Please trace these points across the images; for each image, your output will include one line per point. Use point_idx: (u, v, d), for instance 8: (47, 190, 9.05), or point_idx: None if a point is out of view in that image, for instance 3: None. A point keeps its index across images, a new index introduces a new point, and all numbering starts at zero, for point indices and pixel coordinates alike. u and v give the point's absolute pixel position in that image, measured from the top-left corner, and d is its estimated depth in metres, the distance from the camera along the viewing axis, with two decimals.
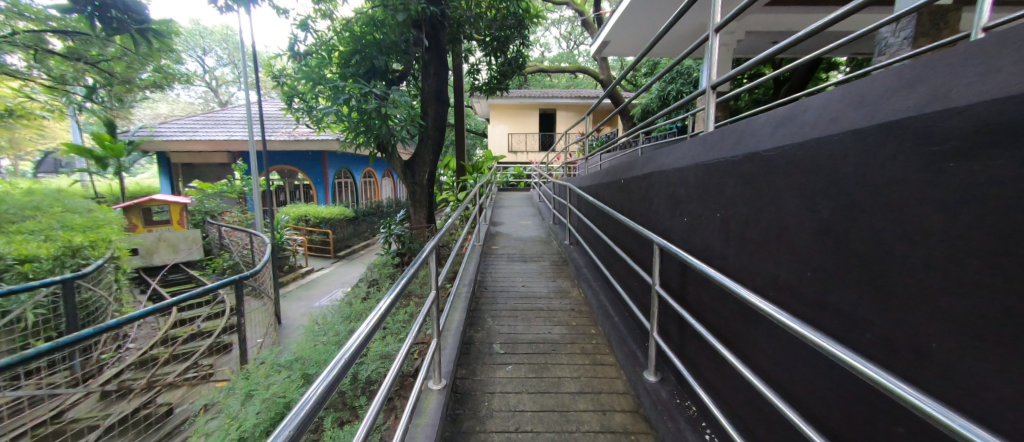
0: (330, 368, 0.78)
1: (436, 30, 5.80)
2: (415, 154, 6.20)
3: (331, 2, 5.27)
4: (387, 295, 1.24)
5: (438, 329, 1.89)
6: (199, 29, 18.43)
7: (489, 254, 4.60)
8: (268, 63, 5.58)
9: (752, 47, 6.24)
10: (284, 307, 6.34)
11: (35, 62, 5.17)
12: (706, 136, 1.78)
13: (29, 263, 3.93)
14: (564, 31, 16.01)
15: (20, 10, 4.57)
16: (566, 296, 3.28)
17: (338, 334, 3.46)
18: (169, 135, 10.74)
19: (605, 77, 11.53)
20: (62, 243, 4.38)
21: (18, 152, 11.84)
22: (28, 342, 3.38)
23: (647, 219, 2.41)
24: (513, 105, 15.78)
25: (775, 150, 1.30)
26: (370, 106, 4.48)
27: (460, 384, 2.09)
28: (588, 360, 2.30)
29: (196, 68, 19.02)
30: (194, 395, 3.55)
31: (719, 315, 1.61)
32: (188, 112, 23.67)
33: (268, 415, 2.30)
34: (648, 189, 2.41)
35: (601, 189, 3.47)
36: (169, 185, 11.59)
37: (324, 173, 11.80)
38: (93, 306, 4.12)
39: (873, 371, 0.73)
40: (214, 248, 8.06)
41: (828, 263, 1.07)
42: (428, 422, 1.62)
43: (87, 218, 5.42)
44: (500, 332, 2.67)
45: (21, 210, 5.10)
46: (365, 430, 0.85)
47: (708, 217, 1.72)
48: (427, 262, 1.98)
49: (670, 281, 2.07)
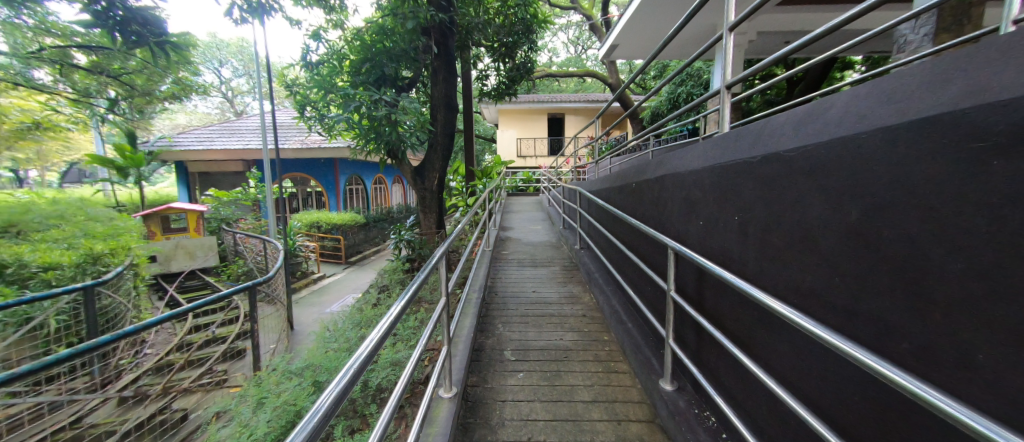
0: (342, 375, 0.77)
1: (445, 36, 5.77)
2: (425, 160, 6.17)
3: (342, 12, 5.34)
4: (398, 300, 1.24)
5: (448, 336, 1.86)
6: (216, 42, 19.20)
7: (499, 259, 4.56)
8: (281, 72, 5.68)
9: (767, 46, 6.10)
10: (297, 313, 6.42)
11: (61, 76, 5.31)
12: (721, 137, 1.74)
13: (53, 270, 4.07)
14: (572, 36, 16.05)
15: (48, 27, 4.76)
16: (577, 301, 3.22)
17: (350, 340, 3.43)
18: (187, 145, 11.06)
19: (615, 80, 11.44)
20: (84, 251, 4.51)
21: (46, 165, 12.32)
22: (50, 349, 3.46)
23: (660, 223, 2.35)
24: (522, 111, 15.87)
25: (797, 150, 1.25)
26: (381, 113, 4.50)
27: (471, 392, 2.06)
28: (602, 368, 2.24)
29: (214, 80, 19.66)
30: (209, 400, 3.55)
31: (737, 320, 1.56)
32: (205, 123, 24.38)
33: (279, 423, 2.27)
34: (660, 191, 2.37)
35: (612, 192, 3.41)
36: (186, 194, 11.91)
37: (336, 180, 11.89)
38: (112, 313, 4.21)
39: (903, 377, 0.68)
40: (229, 255, 8.21)
41: (857, 268, 1.02)
42: (440, 432, 1.60)
43: (108, 227, 5.56)
44: (511, 338, 2.63)
45: (47, 219, 5.37)
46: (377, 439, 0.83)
47: (727, 220, 1.66)
48: (438, 268, 1.96)
49: (686, 287, 2.01)
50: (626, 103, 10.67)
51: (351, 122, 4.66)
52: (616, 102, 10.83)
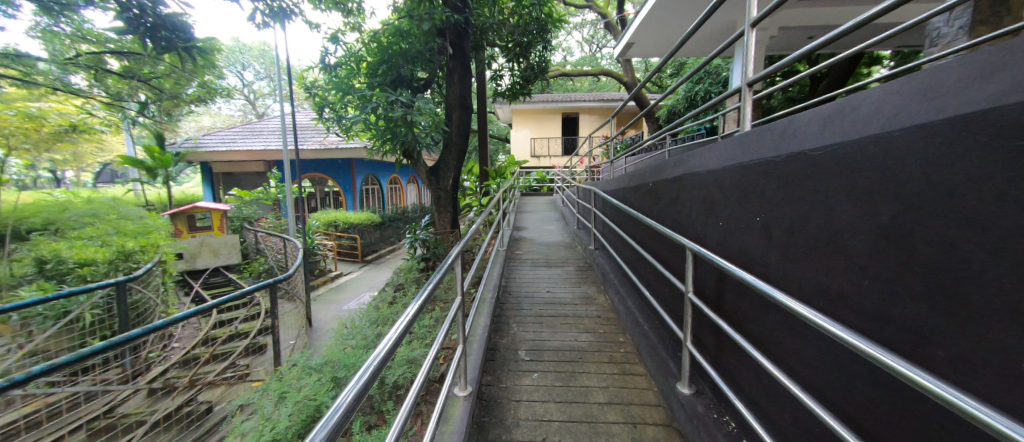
0: (361, 373, 0.78)
1: (460, 37, 5.78)
2: (440, 160, 6.22)
3: (359, 15, 5.42)
4: (414, 300, 1.25)
5: (464, 335, 1.87)
6: (240, 46, 19.84)
7: (512, 259, 4.57)
8: (301, 75, 5.81)
9: (789, 42, 5.93)
10: (315, 310, 6.56)
11: (95, 81, 5.53)
12: (742, 135, 1.71)
13: (88, 266, 4.28)
14: (586, 35, 15.94)
15: (84, 34, 5.00)
16: (592, 302, 3.19)
17: (367, 338, 3.48)
18: (211, 146, 11.44)
19: (630, 79, 11.30)
20: (117, 248, 4.72)
21: (81, 166, 12.93)
22: (85, 341, 3.62)
23: (678, 224, 2.32)
24: (536, 110, 15.84)
25: (823, 149, 1.21)
26: (397, 114, 4.56)
27: (486, 391, 2.07)
28: (617, 370, 2.22)
29: (237, 83, 20.31)
30: (233, 394, 3.64)
31: (759, 323, 1.52)
32: (228, 124, 25.19)
33: (300, 417, 2.32)
34: (678, 191, 2.33)
35: (628, 192, 3.37)
36: (211, 193, 12.33)
37: (352, 180, 12.11)
38: (143, 307, 4.38)
39: (935, 383, 0.66)
40: (251, 253, 8.45)
41: (889, 271, 0.98)
42: (455, 430, 1.61)
43: (138, 225, 5.80)
44: (525, 338, 2.63)
45: (83, 217, 5.76)
46: (394, 437, 0.85)
47: (748, 221, 1.62)
48: (453, 267, 1.99)
49: (705, 289, 1.97)
50: (642, 102, 10.53)
51: (368, 123, 4.74)
52: (631, 101, 10.69)
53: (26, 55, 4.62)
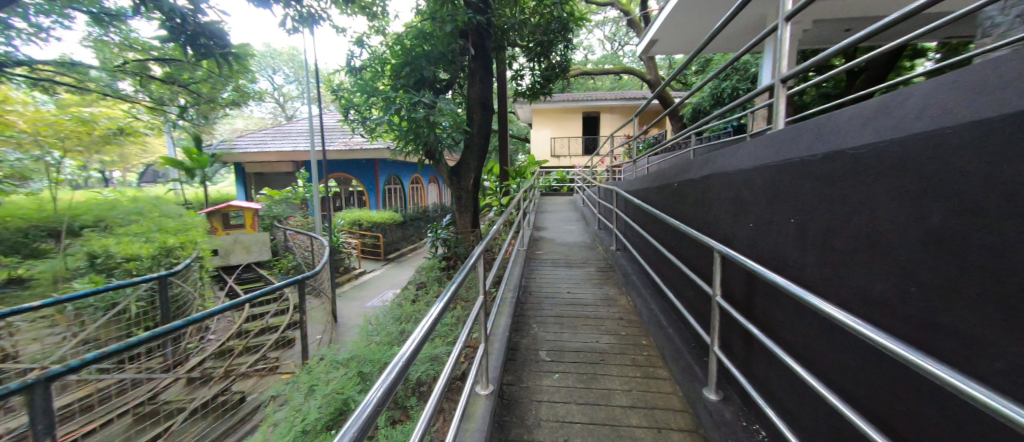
0: (388, 372, 0.81)
1: (482, 38, 5.81)
2: (462, 160, 6.26)
3: (383, 18, 5.55)
4: (438, 301, 1.27)
5: (485, 334, 1.89)
6: (271, 51, 20.72)
7: (533, 259, 4.56)
8: (328, 78, 5.99)
9: (825, 35, 5.65)
10: (340, 306, 6.76)
11: (140, 86, 5.84)
12: (776, 134, 1.64)
13: (134, 261, 4.56)
14: (608, 33, 15.74)
15: (131, 43, 5.33)
16: (613, 304, 3.15)
17: (391, 334, 3.54)
18: (244, 148, 11.97)
19: (653, 77, 11.07)
20: (159, 244, 5.01)
21: (128, 167, 13.81)
22: (131, 332, 3.86)
23: (705, 225, 2.25)
24: (556, 110, 15.76)
25: (866, 148, 1.15)
26: (420, 115, 4.63)
27: (507, 390, 2.08)
28: (640, 373, 2.18)
29: (269, 87, 21.19)
30: (264, 385, 3.79)
31: (792, 329, 1.46)
32: (260, 127, 26.33)
33: (328, 410, 2.38)
34: (705, 191, 2.26)
35: (651, 193, 3.31)
36: (244, 192, 12.91)
37: (376, 180, 12.39)
38: (182, 300, 4.64)
39: (972, 387, 0.62)
40: (280, 250, 8.79)
41: (940, 278, 0.92)
42: (477, 428, 1.62)
43: (178, 223, 6.13)
44: (546, 339, 2.62)
45: (129, 215, 6.27)
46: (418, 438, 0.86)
47: (782, 223, 1.56)
48: (476, 267, 2.00)
49: (734, 293, 1.91)
50: (666, 100, 10.30)
51: (391, 124, 4.84)
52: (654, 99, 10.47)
53: (79, 63, 4.98)
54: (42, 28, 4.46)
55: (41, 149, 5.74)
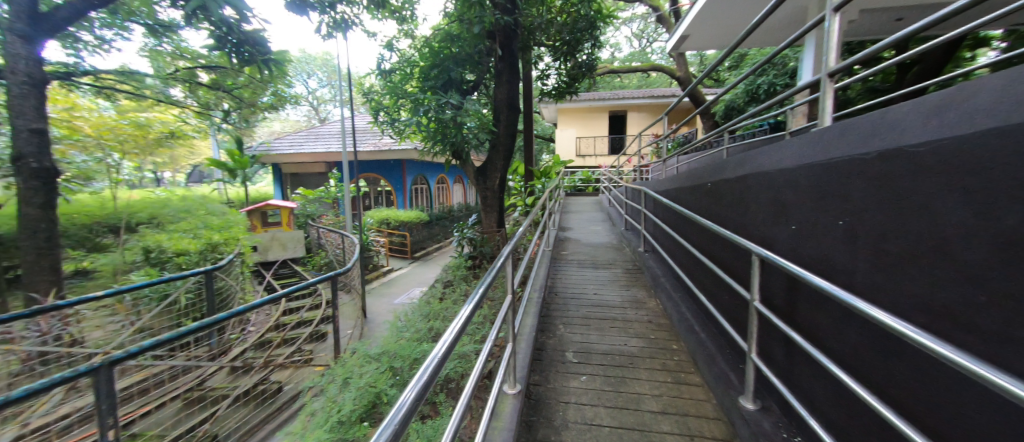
0: (422, 372, 0.83)
1: (509, 39, 5.82)
2: (488, 160, 6.28)
3: (412, 22, 5.68)
4: (467, 302, 1.28)
5: (513, 333, 1.90)
6: (306, 57, 21.66)
7: (558, 259, 4.54)
8: (360, 81, 6.19)
9: (873, 26, 5.30)
10: (370, 302, 6.97)
11: (189, 92, 6.22)
12: (824, 132, 1.55)
13: (184, 256, 4.88)
14: (636, 30, 15.41)
15: (182, 52, 5.71)
16: (642, 306, 3.08)
17: (421, 331, 3.61)
18: (280, 149, 12.58)
19: (683, 74, 10.75)
20: (206, 240, 5.35)
21: (178, 168, 14.80)
22: (180, 322, 4.14)
23: (743, 227, 2.16)
24: (582, 109, 15.60)
25: (926, 145, 1.07)
26: (447, 116, 4.71)
27: (534, 390, 2.07)
28: (671, 379, 2.12)
29: (304, 91, 22.13)
30: (300, 376, 3.94)
31: (840, 338, 1.38)
32: (295, 129, 27.58)
33: (363, 402, 2.44)
34: (743, 192, 2.17)
35: (683, 193, 3.22)
36: (280, 192, 13.55)
37: (403, 180, 12.69)
38: (226, 294, 4.93)
39: (998, 376, 0.59)
40: (314, 247, 9.17)
41: (1009, 285, 0.84)
42: (505, 427, 1.63)
43: (222, 221, 6.51)
44: (573, 340, 2.60)
45: (180, 213, 6.73)
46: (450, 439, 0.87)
47: (830, 225, 1.47)
48: (504, 267, 2.02)
49: (774, 298, 1.82)
50: (697, 99, 10.00)
51: (420, 125, 4.94)
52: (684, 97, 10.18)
53: (137, 72, 5.36)
54: (105, 40, 4.87)
55: (103, 151, 6.24)
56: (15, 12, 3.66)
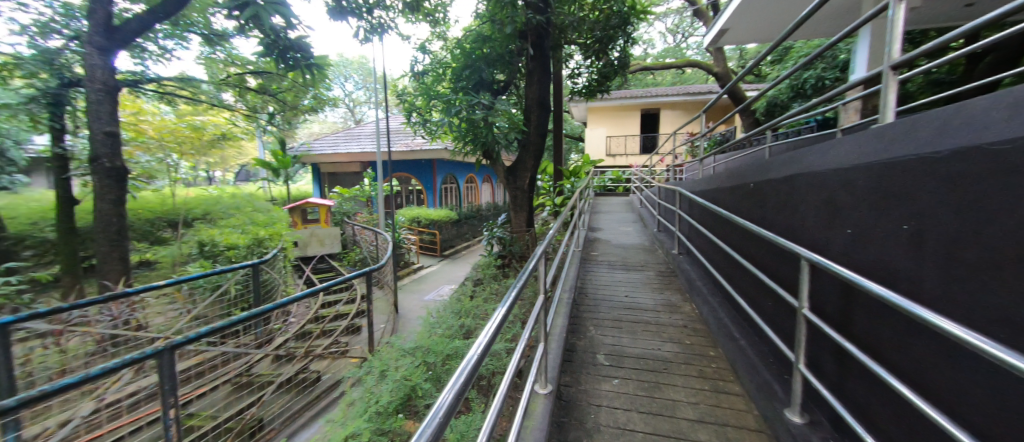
0: (459, 374, 0.83)
1: (541, 38, 5.79)
2: (518, 160, 6.28)
3: (444, 24, 5.79)
4: (501, 304, 1.28)
5: (545, 333, 1.90)
6: (343, 61, 22.61)
7: (588, 260, 4.48)
8: (395, 83, 6.39)
9: (941, 13, 4.84)
10: (402, 298, 7.18)
11: (239, 97, 6.64)
12: (885, 129, 1.44)
13: (234, 250, 5.23)
14: (670, 25, 14.92)
15: (233, 59, 6.11)
16: (677, 311, 2.98)
17: (452, 328, 3.68)
18: (319, 150, 13.19)
19: (721, 70, 10.31)
20: (253, 235, 5.69)
21: (228, 168, 15.90)
22: (230, 311, 4.44)
23: (790, 230, 2.04)
24: (613, 108, 15.32)
25: (1009, 142, 0.97)
26: (479, 116, 4.76)
27: (565, 391, 2.06)
28: (708, 386, 2.04)
29: (341, 94, 23.11)
30: (337, 367, 4.10)
31: (903, 351, 1.27)
32: (333, 130, 28.88)
33: (399, 395, 2.53)
34: (791, 193, 2.06)
35: (722, 194, 3.08)
36: (319, 190, 14.24)
37: (433, 179, 12.96)
38: (270, 286, 5.22)
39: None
40: (349, 244, 9.55)
41: None
42: (537, 426, 1.64)
43: (267, 217, 6.91)
44: (604, 343, 2.56)
45: (229, 209, 7.21)
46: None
47: (891, 229, 1.36)
48: (537, 267, 2.03)
49: (826, 306, 1.71)
50: (737, 97, 9.57)
51: (452, 125, 5.03)
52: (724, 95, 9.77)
53: (194, 78, 5.79)
54: (167, 49, 5.29)
55: (164, 152, 6.80)
56: (93, 26, 4.06)
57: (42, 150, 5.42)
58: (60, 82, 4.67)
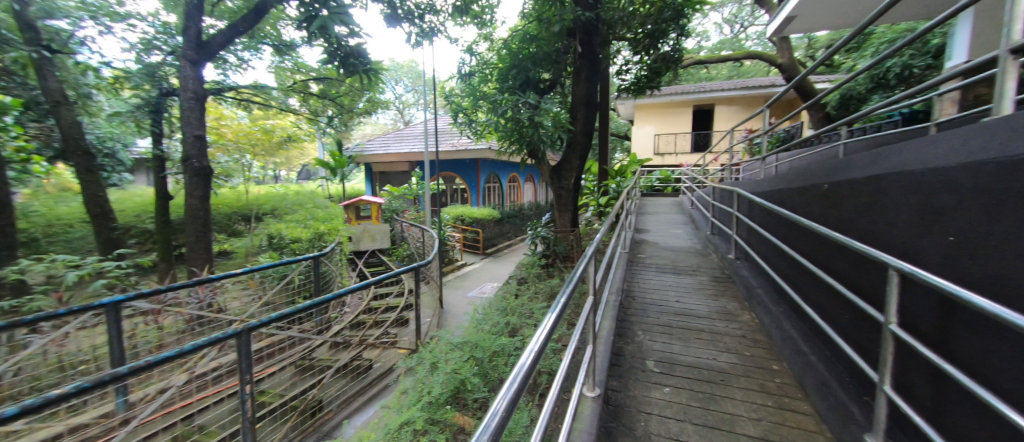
0: (510, 383, 0.81)
1: (589, 35, 5.69)
2: (564, 159, 6.20)
3: (491, 25, 5.91)
4: (551, 310, 1.25)
5: (593, 335, 1.87)
6: (394, 66, 23.77)
7: (635, 262, 4.35)
8: (444, 85, 6.61)
9: None
10: (448, 293, 7.41)
11: (303, 102, 7.18)
12: (998, 123, 1.25)
13: (298, 243, 5.67)
14: (727, 15, 14.02)
15: (299, 67, 6.62)
16: (734, 319, 2.80)
17: (498, 325, 3.74)
18: (372, 150, 13.96)
19: (787, 61, 9.52)
20: (314, 230, 6.14)
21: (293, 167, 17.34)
22: (294, 299, 4.83)
23: (875, 237, 1.83)
24: (662, 104, 14.73)
25: None
26: (525, 115, 4.80)
27: (613, 396, 2.02)
28: (772, 402, 1.89)
29: (392, 97, 24.35)
30: (387, 356, 4.30)
31: (1019, 378, 1.09)
32: (384, 131, 30.49)
33: (449, 386, 2.62)
34: (876, 195, 1.85)
35: (789, 195, 2.84)
36: (370, 188, 15.09)
37: (477, 179, 13.23)
38: (329, 277, 5.61)
39: None
40: (397, 239, 10.02)
41: None
42: (585, 429, 1.62)
43: (325, 214, 7.41)
44: (654, 349, 2.47)
45: (293, 206, 7.85)
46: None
47: (1006, 238, 1.18)
48: (586, 269, 2.02)
49: (920, 322, 1.52)
50: (808, 92, 8.81)
51: (499, 125, 5.11)
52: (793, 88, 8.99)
53: (266, 86, 6.37)
54: (244, 60, 5.87)
55: (239, 153, 7.54)
56: (188, 42, 4.60)
57: (144, 151, 6.25)
58: (160, 92, 5.36)
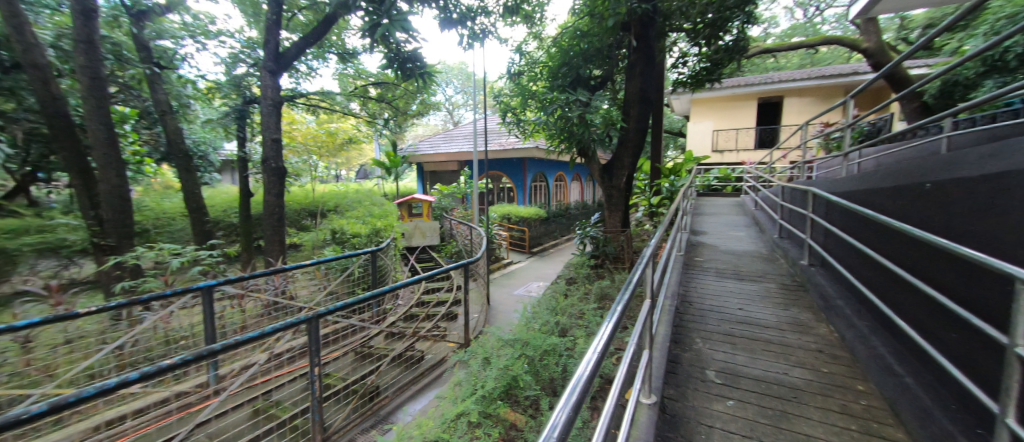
0: (569, 391, 0.78)
1: (645, 27, 5.47)
2: (615, 157, 6.04)
3: (541, 24, 6.00)
4: (606, 318, 1.21)
5: (649, 340, 1.80)
6: (445, 69, 24.61)
7: (691, 266, 4.13)
8: (495, 85, 6.73)
9: None
10: (495, 291, 7.54)
11: (363, 106, 7.65)
12: None
13: (357, 238, 6.06)
14: None
15: (360, 73, 7.05)
16: (809, 332, 2.55)
17: (547, 324, 3.73)
18: (423, 150, 14.59)
19: (873, 45, 8.48)
20: (371, 226, 6.53)
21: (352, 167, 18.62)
22: (354, 290, 5.19)
23: (994, 245, 1.56)
24: (722, 98, 13.81)
25: None
26: (576, 113, 4.74)
27: (669, 405, 1.93)
28: (857, 427, 1.69)
29: (443, 98, 25.23)
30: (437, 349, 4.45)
31: None
32: (434, 132, 31.71)
33: (500, 381, 2.67)
34: (998, 197, 1.56)
35: (881, 196, 2.50)
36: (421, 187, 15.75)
37: (523, 178, 13.29)
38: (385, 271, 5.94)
39: None
40: (446, 236, 10.36)
41: None
42: (641, 436, 1.57)
43: (381, 211, 7.85)
44: (715, 358, 2.33)
45: (353, 203, 8.41)
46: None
47: None
48: (644, 271, 1.94)
49: None
50: (903, 79, 7.75)
51: (549, 124, 5.10)
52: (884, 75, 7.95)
53: (331, 92, 6.88)
54: (313, 68, 6.40)
55: (307, 155, 8.24)
56: (266, 54, 5.09)
57: (229, 154, 7.05)
58: (243, 99, 5.99)
